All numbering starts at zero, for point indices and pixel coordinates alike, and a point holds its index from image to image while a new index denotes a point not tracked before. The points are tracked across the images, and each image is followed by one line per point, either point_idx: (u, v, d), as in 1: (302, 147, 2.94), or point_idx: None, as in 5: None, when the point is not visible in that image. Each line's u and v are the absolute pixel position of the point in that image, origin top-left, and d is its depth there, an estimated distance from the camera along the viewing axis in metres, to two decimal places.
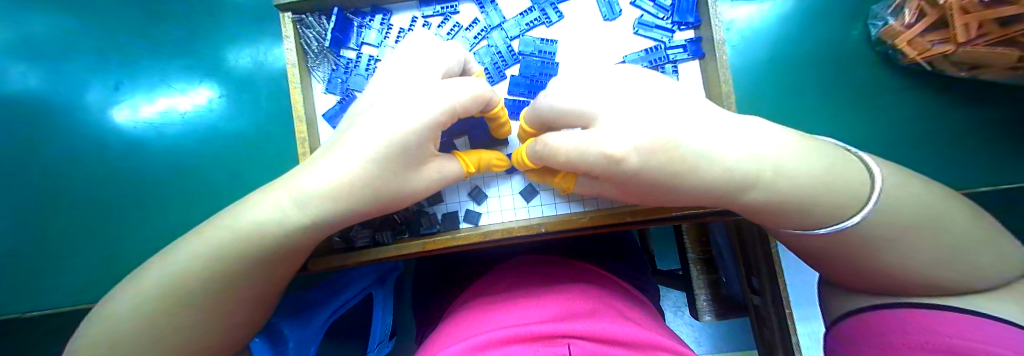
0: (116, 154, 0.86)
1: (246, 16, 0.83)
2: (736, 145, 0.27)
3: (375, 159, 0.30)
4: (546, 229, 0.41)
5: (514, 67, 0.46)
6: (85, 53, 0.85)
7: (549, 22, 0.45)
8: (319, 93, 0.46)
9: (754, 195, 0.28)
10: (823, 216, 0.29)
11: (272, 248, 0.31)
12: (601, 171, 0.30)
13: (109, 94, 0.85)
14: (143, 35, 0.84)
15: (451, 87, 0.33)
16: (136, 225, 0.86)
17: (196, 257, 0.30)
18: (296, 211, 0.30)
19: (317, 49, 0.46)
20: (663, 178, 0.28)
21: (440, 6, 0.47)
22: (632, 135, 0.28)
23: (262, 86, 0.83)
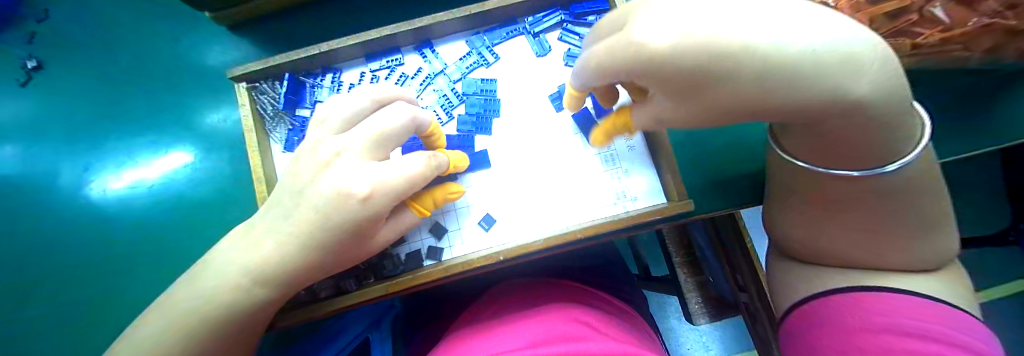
0: (84, 238, 0.84)
1: (205, 83, 0.84)
2: (836, 26, 0.17)
3: (330, 226, 0.32)
4: (504, 256, 0.42)
5: (460, 107, 0.49)
6: (50, 134, 0.85)
7: (488, 63, 0.50)
8: (277, 152, 0.49)
9: (860, 91, 0.17)
10: (881, 145, 0.22)
11: (255, 301, 0.35)
12: (634, 68, 0.23)
13: (76, 171, 0.85)
14: (108, 112, 0.85)
15: (382, 115, 0.35)
16: (103, 305, 0.82)
17: (182, 318, 0.34)
18: (263, 269, 0.34)
19: (272, 112, 0.49)
20: (705, 58, 0.19)
21: (385, 60, 0.51)
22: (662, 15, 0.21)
23: (227, 147, 0.84)
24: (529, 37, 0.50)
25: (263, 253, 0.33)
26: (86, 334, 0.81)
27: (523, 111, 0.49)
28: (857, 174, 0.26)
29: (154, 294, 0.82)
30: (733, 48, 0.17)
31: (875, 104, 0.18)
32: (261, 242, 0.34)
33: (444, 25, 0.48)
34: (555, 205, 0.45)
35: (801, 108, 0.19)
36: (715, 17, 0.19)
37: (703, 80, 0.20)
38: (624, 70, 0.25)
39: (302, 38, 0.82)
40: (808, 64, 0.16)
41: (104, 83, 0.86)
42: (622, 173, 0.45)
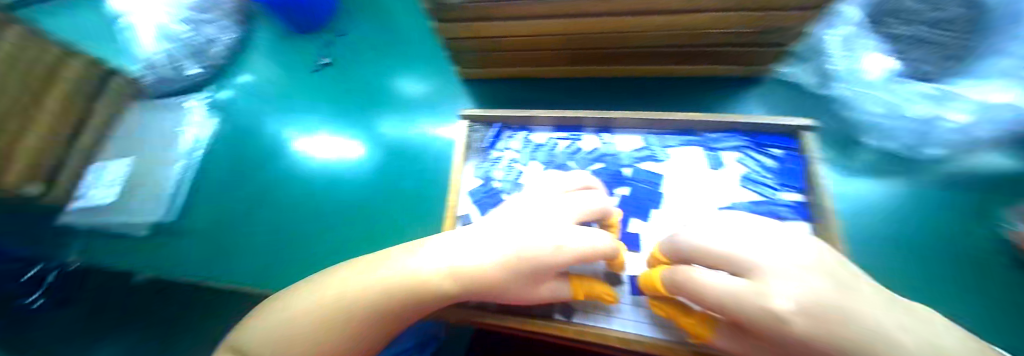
0: (266, 175, 0.90)
1: (435, 88, 0.88)
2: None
3: (504, 261, 0.40)
4: (644, 350, 0.41)
5: (622, 188, 0.56)
6: (285, 76, 1.00)
7: (659, 159, 0.56)
8: (468, 176, 0.59)
9: None
10: None
11: (377, 312, 0.40)
12: (749, 312, 0.28)
13: (284, 117, 0.95)
14: (331, 77, 0.96)
15: (581, 234, 0.43)
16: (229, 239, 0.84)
17: (358, 288, 0.41)
18: (404, 281, 0.41)
19: (475, 146, 0.61)
20: (827, 340, 0.24)
21: (571, 133, 0.62)
22: (794, 290, 0.27)
23: (414, 157, 0.83)
24: (705, 149, 0.55)
25: (418, 270, 0.42)
26: (231, 236, 0.85)
27: (684, 203, 0.52)
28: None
29: (294, 248, 0.79)
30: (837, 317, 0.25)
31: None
32: (405, 270, 0.42)
33: (631, 120, 0.58)
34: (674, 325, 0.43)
35: None
36: (841, 296, 0.26)
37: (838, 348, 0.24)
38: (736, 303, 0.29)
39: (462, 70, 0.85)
40: None
41: (355, 56, 0.96)
42: None
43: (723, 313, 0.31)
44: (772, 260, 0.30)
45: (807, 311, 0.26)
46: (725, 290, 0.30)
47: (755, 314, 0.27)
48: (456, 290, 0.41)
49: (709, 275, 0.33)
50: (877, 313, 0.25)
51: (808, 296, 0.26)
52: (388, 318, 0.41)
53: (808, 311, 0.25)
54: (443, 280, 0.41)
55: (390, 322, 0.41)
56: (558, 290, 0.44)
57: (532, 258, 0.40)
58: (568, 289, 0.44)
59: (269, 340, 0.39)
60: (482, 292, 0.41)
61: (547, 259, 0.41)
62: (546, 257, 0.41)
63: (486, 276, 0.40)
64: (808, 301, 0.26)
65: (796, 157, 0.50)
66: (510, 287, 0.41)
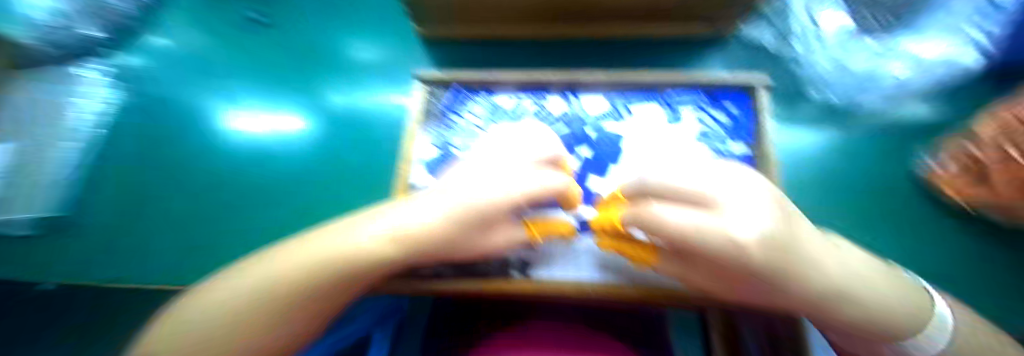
0: (213, 158, 0.92)
1: (377, 62, 0.94)
2: (851, 269, 0.32)
3: (453, 216, 0.39)
4: (596, 292, 0.42)
5: (586, 149, 0.56)
6: (222, 59, 1.00)
7: (620, 117, 0.57)
8: (424, 144, 0.56)
9: (848, 311, 0.31)
10: (901, 333, 0.33)
11: (321, 285, 0.38)
12: (714, 253, 0.27)
13: (224, 99, 0.96)
14: (274, 56, 0.98)
15: (538, 176, 0.43)
16: (189, 220, 0.87)
17: (298, 266, 0.38)
18: (340, 256, 0.38)
19: (432, 111, 0.57)
20: (773, 270, 0.28)
21: (535, 94, 0.59)
22: (757, 223, 0.27)
23: (363, 122, 0.89)
24: (662, 105, 0.56)
25: (362, 241, 0.38)
26: (186, 223, 0.86)
27: (644, 160, 0.53)
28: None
29: (259, 218, 0.83)
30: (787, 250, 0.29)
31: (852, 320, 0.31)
32: (343, 240, 0.39)
33: (591, 78, 0.56)
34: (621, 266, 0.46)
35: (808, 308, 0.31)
36: (785, 225, 0.29)
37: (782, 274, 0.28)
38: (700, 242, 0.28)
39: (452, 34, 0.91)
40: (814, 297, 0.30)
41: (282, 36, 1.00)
42: None
43: (685, 246, 0.30)
44: (735, 191, 0.30)
45: (767, 239, 0.27)
46: (691, 223, 0.29)
47: (718, 246, 0.27)
48: (401, 254, 0.38)
49: (669, 209, 0.31)
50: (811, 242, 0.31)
51: (771, 233, 0.27)
52: (334, 292, 0.38)
53: (768, 244, 0.27)
54: (388, 247, 0.38)
55: (342, 292, 0.39)
56: (512, 235, 0.45)
57: (483, 209, 0.40)
58: (524, 231, 0.47)
59: (200, 329, 0.35)
60: (430, 253, 0.40)
61: (500, 208, 0.41)
62: (495, 206, 0.40)
63: (434, 234, 0.39)
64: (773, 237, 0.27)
65: (747, 111, 0.53)
66: (465, 239, 0.40)
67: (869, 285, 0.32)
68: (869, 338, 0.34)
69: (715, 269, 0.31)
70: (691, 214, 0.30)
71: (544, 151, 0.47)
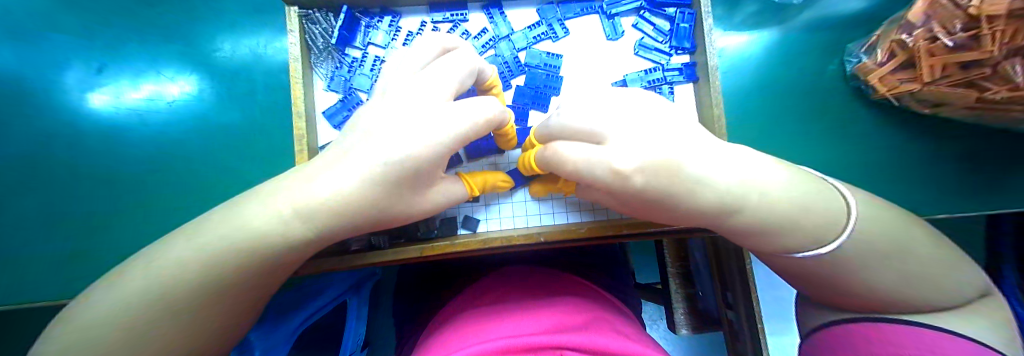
0: (88, 141, 0.86)
1: (245, 7, 0.87)
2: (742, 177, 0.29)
3: (374, 181, 0.30)
4: (545, 238, 0.43)
5: (519, 77, 0.48)
6: (68, 27, 0.86)
7: (556, 37, 0.48)
8: (319, 90, 0.47)
9: (742, 217, 0.30)
10: (819, 236, 0.33)
11: (228, 280, 0.31)
12: (605, 184, 0.29)
13: (90, 76, 0.86)
14: (133, 17, 0.87)
15: (466, 107, 0.33)
16: (110, 210, 0.85)
17: (182, 265, 0.30)
18: (240, 248, 0.30)
19: (322, 45, 0.46)
20: (663, 196, 0.28)
21: (450, 14, 0.49)
22: (640, 154, 0.27)
23: (261, 77, 0.86)
24: (603, 18, 0.48)
25: (269, 226, 0.31)
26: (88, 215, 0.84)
27: (583, 84, 0.48)
28: (795, 255, 0.34)
29: (192, 191, 0.85)
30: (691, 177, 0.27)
31: (725, 212, 0.30)
32: (237, 225, 0.31)
33: None
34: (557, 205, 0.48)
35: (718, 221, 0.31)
36: (687, 151, 0.28)
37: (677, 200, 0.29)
38: (590, 177, 0.30)
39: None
40: (719, 213, 0.30)
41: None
42: None
43: (580, 180, 0.32)
44: (640, 125, 0.30)
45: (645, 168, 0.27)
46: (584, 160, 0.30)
47: (604, 178, 0.29)
48: (316, 233, 0.32)
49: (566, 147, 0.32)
50: (720, 160, 0.29)
51: (662, 159, 0.27)
52: (252, 279, 0.33)
53: (654, 172, 0.27)
54: (300, 226, 0.31)
55: (259, 277, 0.33)
56: (453, 190, 0.39)
57: (410, 167, 0.31)
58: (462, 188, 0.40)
59: None
60: (361, 225, 0.33)
61: (432, 161, 0.32)
62: (423, 158, 0.31)
63: (355, 206, 0.31)
64: (657, 166, 0.27)
65: (689, 15, 0.46)
66: (393, 202, 0.32)
67: (763, 190, 0.30)
68: (771, 240, 0.33)
69: (614, 198, 0.32)
70: (586, 152, 0.30)
71: (460, 69, 0.36)
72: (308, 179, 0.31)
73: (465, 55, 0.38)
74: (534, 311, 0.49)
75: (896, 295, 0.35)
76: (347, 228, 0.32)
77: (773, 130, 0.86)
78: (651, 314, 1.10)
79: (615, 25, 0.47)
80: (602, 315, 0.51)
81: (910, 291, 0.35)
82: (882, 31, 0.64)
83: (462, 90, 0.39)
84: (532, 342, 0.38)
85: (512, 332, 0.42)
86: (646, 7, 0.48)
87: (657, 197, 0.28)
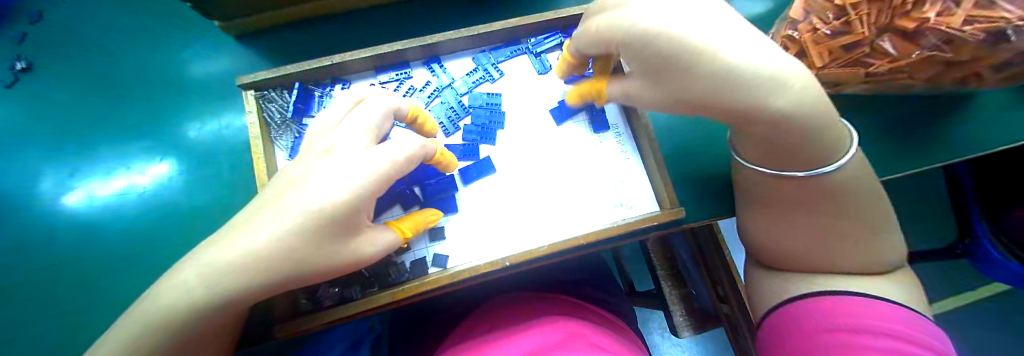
0: (57, 242, 0.85)
1: (202, 92, 0.91)
2: (774, 59, 0.30)
3: (296, 231, 0.32)
4: (510, 262, 0.45)
5: (466, 118, 0.53)
6: (36, 137, 0.89)
7: (493, 78, 0.54)
8: (281, 160, 0.50)
9: (781, 98, 0.30)
10: (825, 138, 0.34)
11: (157, 353, 0.31)
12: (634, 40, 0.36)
13: (61, 178, 0.87)
14: (100, 118, 0.90)
15: (382, 150, 0.37)
16: (84, 309, 0.83)
17: (126, 345, 0.30)
18: (166, 312, 0.30)
19: (280, 120, 0.50)
20: (672, 52, 0.33)
21: (395, 73, 0.54)
22: (658, 17, 0.33)
23: (227, 157, 0.89)
24: (531, 56, 0.55)
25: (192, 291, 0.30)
26: (63, 318, 0.83)
27: (525, 116, 0.53)
28: (803, 174, 0.37)
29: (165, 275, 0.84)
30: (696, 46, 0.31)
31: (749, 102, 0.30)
32: (159, 293, 0.31)
33: (451, 43, 0.52)
34: (563, 192, 0.50)
35: (752, 103, 0.30)
36: (716, 31, 0.31)
37: (684, 60, 0.32)
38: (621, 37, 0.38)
39: (313, 46, 0.91)
40: (749, 88, 0.29)
41: (80, 88, 0.90)
42: (618, 183, 0.50)
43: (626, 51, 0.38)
44: (674, 4, 0.34)
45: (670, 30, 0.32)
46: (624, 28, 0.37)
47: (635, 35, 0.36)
48: (217, 296, 0.30)
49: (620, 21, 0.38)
50: (750, 45, 0.30)
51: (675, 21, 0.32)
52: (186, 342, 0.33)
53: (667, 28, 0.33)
54: (202, 293, 0.30)
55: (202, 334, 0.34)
56: (381, 239, 0.41)
57: (330, 212, 0.33)
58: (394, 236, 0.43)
59: None
60: (276, 279, 0.32)
61: (352, 205, 0.35)
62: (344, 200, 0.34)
63: (280, 259, 0.32)
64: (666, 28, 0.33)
65: None
66: (321, 253, 0.34)
67: (802, 84, 0.30)
68: (790, 137, 0.33)
69: (641, 64, 0.37)
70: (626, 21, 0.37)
71: (375, 112, 0.41)
72: (275, 211, 0.33)
73: (378, 102, 0.42)
74: (512, 339, 0.50)
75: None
76: (309, 275, 0.35)
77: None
78: (660, 321, 1.10)
79: (542, 63, 0.54)
80: (582, 330, 0.52)
81: (805, 254, 0.43)
82: (775, 29, 0.73)
83: (382, 131, 0.43)
84: None
85: None
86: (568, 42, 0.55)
87: (671, 57, 0.33)
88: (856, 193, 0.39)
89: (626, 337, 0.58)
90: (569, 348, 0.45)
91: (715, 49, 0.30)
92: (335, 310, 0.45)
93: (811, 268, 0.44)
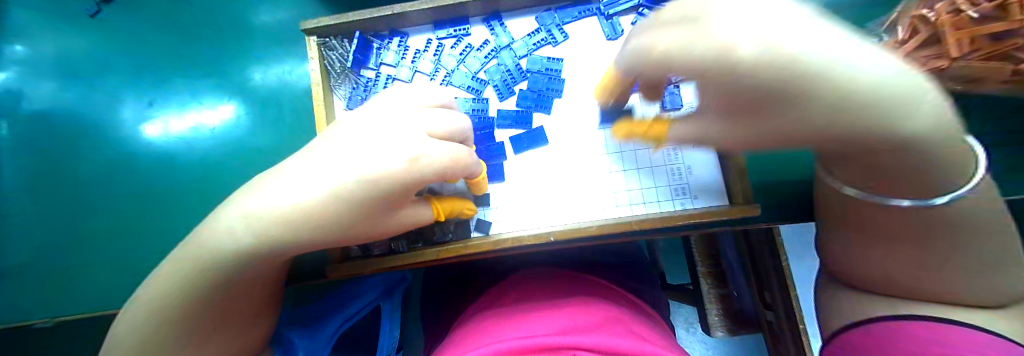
0: (139, 166, 0.95)
1: (267, 37, 0.95)
2: (907, 65, 0.19)
3: (345, 198, 0.31)
4: (554, 237, 0.44)
5: (522, 83, 0.50)
6: (124, 68, 0.97)
7: (556, 42, 0.50)
8: (337, 109, 0.51)
9: (908, 151, 0.22)
10: (938, 184, 0.26)
11: (217, 276, 0.34)
12: (700, 71, 0.22)
13: (145, 108, 0.97)
14: (178, 55, 0.97)
15: (435, 145, 0.36)
16: (157, 230, 0.93)
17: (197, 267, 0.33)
18: (223, 247, 0.32)
19: (339, 69, 0.51)
20: (775, 88, 0.20)
21: (453, 29, 0.52)
22: (754, 25, 0.20)
23: (285, 102, 0.94)
24: (601, 19, 0.50)
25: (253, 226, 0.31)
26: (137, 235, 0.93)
27: (587, 85, 0.49)
28: (895, 203, 0.31)
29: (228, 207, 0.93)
30: (823, 88, 0.18)
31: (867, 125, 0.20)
32: (217, 224, 0.32)
33: None
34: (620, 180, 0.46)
35: (878, 149, 0.22)
36: (818, 30, 0.19)
37: (784, 106, 0.20)
38: (677, 64, 0.23)
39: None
40: (884, 139, 0.21)
41: (163, 28, 0.98)
42: (682, 170, 0.46)
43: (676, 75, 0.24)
44: (760, 16, 0.20)
45: (764, 47, 0.19)
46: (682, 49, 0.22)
47: (704, 64, 0.21)
48: (273, 241, 0.32)
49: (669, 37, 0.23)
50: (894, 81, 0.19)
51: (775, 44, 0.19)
52: (243, 276, 0.36)
53: (772, 56, 0.19)
54: (255, 238, 0.32)
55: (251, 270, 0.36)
56: (422, 213, 0.40)
57: (382, 187, 0.32)
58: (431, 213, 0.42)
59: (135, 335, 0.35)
60: (322, 238, 0.33)
61: (399, 185, 0.33)
62: (394, 180, 0.33)
63: (314, 217, 0.32)
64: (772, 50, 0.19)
65: None
66: (361, 218, 0.34)
67: (946, 130, 0.21)
68: (902, 178, 0.26)
69: (710, 99, 0.23)
70: (679, 33, 0.23)
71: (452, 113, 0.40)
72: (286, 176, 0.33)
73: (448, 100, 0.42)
74: (544, 314, 0.50)
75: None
76: (357, 232, 0.35)
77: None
78: (686, 316, 1.06)
79: (613, 27, 0.49)
80: (618, 316, 0.51)
81: (898, 273, 0.38)
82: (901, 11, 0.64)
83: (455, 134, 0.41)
84: (543, 343, 0.40)
85: (527, 332, 0.44)
86: (644, 6, 0.49)
87: (766, 102, 0.21)
88: (974, 217, 0.33)
89: (662, 331, 0.55)
90: (606, 332, 0.44)
91: (832, 87, 0.18)
92: (383, 259, 0.47)
93: (907, 296, 0.38)
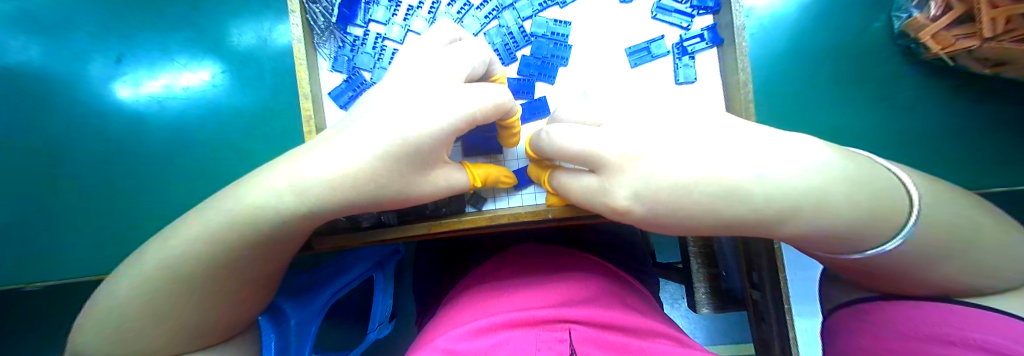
0: (113, 128, 0.90)
1: None
2: (764, 163, 0.26)
3: (382, 158, 0.30)
4: (552, 215, 0.42)
5: (525, 48, 0.47)
6: (85, 19, 0.89)
7: (564, 3, 0.46)
8: (324, 71, 0.46)
9: (794, 227, 0.27)
10: (866, 237, 0.28)
11: (200, 266, 0.31)
12: (609, 213, 0.32)
13: (114, 66, 0.90)
14: (150, 7, 0.89)
15: (476, 92, 0.34)
16: (138, 197, 0.90)
17: (180, 250, 0.30)
18: (233, 228, 0.30)
19: (323, 24, 0.46)
20: (671, 219, 0.28)
21: None
22: (637, 186, 0.29)
23: (268, 63, 0.89)
24: None
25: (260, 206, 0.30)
26: (116, 202, 0.89)
27: (594, 55, 0.46)
28: (840, 257, 0.30)
29: (212, 174, 0.89)
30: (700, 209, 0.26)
31: (744, 217, 0.26)
32: (219, 205, 0.31)
33: None
34: None
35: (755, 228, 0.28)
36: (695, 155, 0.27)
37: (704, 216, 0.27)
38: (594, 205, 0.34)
39: None
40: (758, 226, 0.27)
41: None
42: None
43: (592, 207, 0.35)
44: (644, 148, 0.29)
45: (640, 200, 0.29)
46: (586, 192, 0.33)
47: (605, 208, 0.32)
48: (264, 213, 0.30)
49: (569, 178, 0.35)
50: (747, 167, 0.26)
51: (648, 193, 0.28)
52: (244, 271, 0.34)
53: (643, 202, 0.28)
54: (249, 207, 0.30)
55: (245, 266, 0.33)
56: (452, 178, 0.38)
57: (415, 146, 0.31)
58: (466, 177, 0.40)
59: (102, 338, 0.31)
60: (324, 211, 0.31)
61: (438, 139, 0.32)
62: (427, 137, 0.31)
63: (367, 181, 0.30)
64: (648, 194, 0.28)
65: None
66: (399, 181, 0.32)
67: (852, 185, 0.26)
68: (817, 240, 0.28)
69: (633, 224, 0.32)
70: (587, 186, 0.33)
71: (473, 57, 0.37)
72: (333, 147, 0.30)
73: (476, 46, 0.38)
74: (537, 287, 0.49)
75: (955, 275, 0.30)
76: (362, 210, 0.33)
77: (808, 79, 0.93)
78: (672, 293, 1.09)
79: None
80: (610, 289, 0.51)
81: None
82: None
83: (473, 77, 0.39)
84: (537, 316, 0.39)
85: (520, 304, 0.43)
86: None
87: (665, 222, 0.29)
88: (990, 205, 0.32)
89: (653, 305, 0.56)
90: (600, 304, 0.44)
91: (696, 218, 0.27)
92: (373, 233, 0.46)
93: None
